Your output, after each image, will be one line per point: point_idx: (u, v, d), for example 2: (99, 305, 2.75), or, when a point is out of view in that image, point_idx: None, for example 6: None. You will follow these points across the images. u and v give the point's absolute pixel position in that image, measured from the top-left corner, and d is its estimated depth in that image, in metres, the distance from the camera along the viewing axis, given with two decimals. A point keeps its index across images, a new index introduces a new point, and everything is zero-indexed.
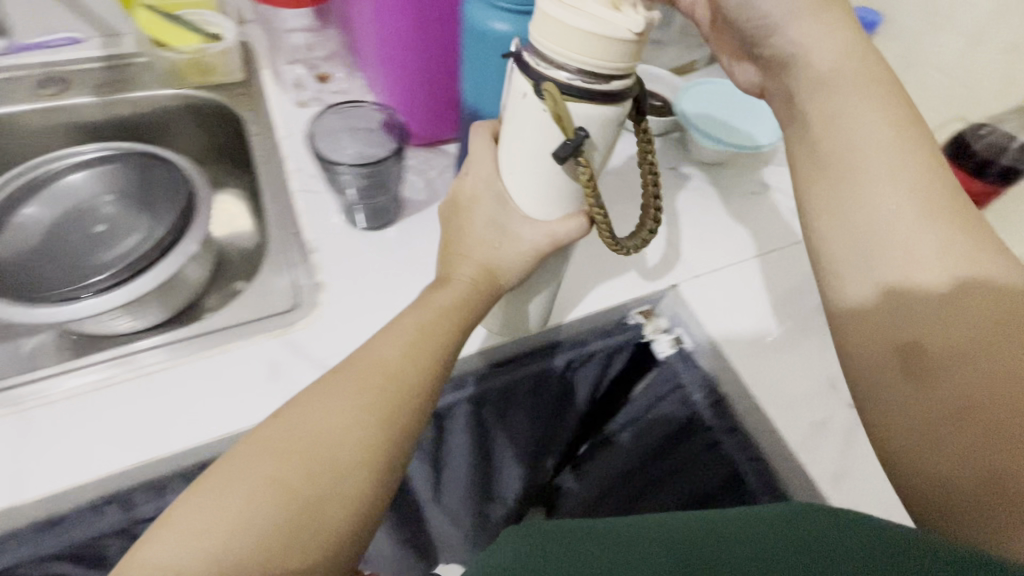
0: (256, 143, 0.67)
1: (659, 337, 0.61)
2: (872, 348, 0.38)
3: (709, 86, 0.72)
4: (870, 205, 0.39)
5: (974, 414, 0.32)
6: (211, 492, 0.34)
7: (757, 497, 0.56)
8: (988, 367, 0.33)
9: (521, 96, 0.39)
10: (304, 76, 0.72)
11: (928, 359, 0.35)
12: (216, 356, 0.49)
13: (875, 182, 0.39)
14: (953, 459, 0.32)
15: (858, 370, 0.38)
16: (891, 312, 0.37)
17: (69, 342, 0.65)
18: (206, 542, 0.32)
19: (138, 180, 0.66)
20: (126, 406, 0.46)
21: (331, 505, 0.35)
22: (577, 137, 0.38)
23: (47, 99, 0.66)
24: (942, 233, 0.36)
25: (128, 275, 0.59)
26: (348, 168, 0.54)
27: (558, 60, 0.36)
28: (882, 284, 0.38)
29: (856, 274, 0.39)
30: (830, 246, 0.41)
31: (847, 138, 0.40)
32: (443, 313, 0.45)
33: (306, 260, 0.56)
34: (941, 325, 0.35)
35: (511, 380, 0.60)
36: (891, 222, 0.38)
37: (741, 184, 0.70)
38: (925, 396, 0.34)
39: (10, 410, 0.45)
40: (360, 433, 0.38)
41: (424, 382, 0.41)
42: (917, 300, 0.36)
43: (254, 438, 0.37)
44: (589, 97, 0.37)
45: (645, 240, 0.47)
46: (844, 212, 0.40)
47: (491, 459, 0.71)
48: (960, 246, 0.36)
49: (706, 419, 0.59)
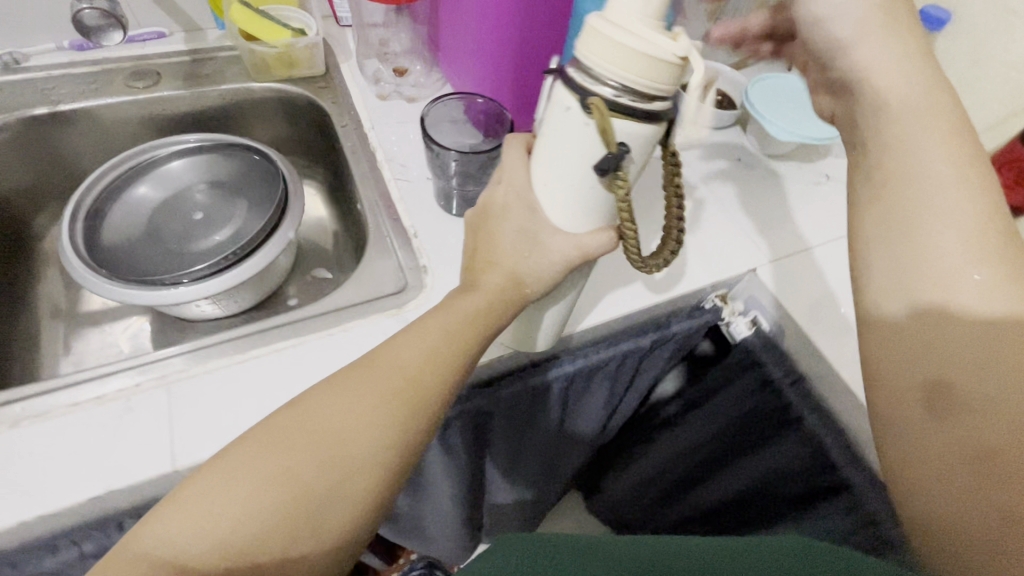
0: (344, 135, 0.69)
1: (735, 319, 0.65)
2: (899, 379, 0.35)
3: (777, 81, 0.75)
4: (915, 227, 0.36)
5: (992, 462, 0.30)
6: (230, 476, 0.36)
7: (838, 470, 0.59)
8: (1002, 403, 0.31)
9: (563, 109, 0.39)
10: (382, 70, 0.74)
11: (950, 392, 0.32)
12: (339, 332, 0.51)
13: (924, 203, 0.36)
14: (948, 491, 0.31)
15: (878, 391, 0.36)
16: (920, 344, 0.34)
17: (160, 327, 0.67)
18: (217, 526, 0.34)
19: (230, 170, 0.68)
20: (261, 380, 0.48)
21: (336, 503, 0.37)
22: (617, 154, 0.38)
23: (142, 91, 0.68)
24: (987, 270, 0.33)
25: (225, 264, 0.60)
26: (456, 154, 0.56)
27: (605, 77, 0.36)
28: (908, 302, 0.35)
29: (890, 293, 0.36)
30: (871, 265, 0.38)
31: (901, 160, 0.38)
32: (467, 321, 0.45)
33: (407, 245, 0.59)
34: (967, 356, 0.33)
35: (604, 359, 0.62)
36: (941, 255, 0.35)
37: (803, 173, 0.73)
38: (943, 435, 0.32)
39: (156, 383, 0.46)
40: (377, 437, 0.39)
41: (442, 390, 0.42)
42: (954, 340, 0.33)
43: (270, 432, 0.38)
44: (634, 114, 0.36)
45: (667, 261, 0.46)
46: (883, 232, 0.37)
47: (569, 429, 0.75)
48: (1005, 280, 0.33)
49: (787, 395, 0.62)
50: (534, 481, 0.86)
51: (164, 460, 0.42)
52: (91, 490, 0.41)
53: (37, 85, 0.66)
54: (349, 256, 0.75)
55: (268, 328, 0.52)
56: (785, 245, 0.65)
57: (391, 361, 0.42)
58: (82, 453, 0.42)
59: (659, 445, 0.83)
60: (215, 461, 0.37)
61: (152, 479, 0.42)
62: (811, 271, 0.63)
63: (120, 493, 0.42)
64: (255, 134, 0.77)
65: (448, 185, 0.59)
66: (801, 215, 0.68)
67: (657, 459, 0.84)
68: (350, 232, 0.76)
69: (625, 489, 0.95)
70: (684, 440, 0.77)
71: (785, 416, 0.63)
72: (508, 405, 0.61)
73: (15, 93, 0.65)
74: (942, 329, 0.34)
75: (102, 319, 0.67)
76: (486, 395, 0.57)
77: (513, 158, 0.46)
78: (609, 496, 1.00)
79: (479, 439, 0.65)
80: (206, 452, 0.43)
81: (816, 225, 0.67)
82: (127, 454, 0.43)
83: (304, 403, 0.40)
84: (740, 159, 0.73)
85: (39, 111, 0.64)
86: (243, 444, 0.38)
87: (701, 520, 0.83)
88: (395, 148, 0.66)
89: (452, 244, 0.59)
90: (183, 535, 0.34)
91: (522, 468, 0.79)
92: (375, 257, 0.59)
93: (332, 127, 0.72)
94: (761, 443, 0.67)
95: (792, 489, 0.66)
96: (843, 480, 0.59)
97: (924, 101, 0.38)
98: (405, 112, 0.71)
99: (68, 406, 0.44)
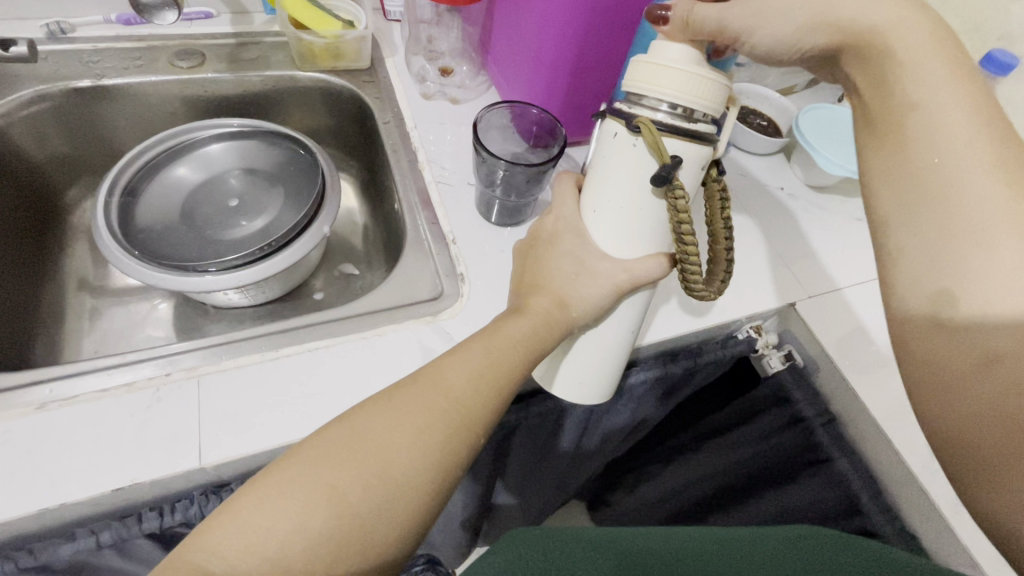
0: (386, 132, 0.67)
1: (770, 353, 0.63)
2: (909, 297, 0.34)
3: (827, 111, 0.73)
4: (926, 130, 0.34)
5: (998, 371, 0.30)
6: (277, 491, 0.34)
7: (871, 521, 0.56)
8: (1005, 318, 0.30)
9: (611, 135, 0.39)
10: (427, 68, 0.73)
11: (955, 309, 0.32)
12: (373, 335, 0.51)
13: (931, 104, 0.34)
14: (969, 415, 0.30)
15: (903, 322, 0.35)
16: (928, 266, 0.33)
17: (183, 311, 0.66)
18: (264, 542, 0.32)
19: (265, 158, 0.68)
20: (290, 380, 0.47)
21: (380, 525, 0.35)
22: (674, 161, 0.36)
23: (186, 71, 0.67)
24: (991, 178, 0.32)
25: (256, 257, 0.59)
26: (505, 166, 0.55)
27: (656, 100, 0.36)
28: (920, 224, 0.34)
29: (897, 220, 0.35)
30: (880, 191, 0.36)
31: (908, 88, 0.35)
32: (508, 345, 0.42)
33: (445, 252, 0.58)
34: (963, 268, 0.32)
35: (637, 383, 0.61)
36: (952, 169, 0.33)
37: (847, 207, 0.71)
38: (948, 346, 0.32)
39: (187, 375, 0.45)
40: (417, 459, 0.37)
41: (487, 410, 0.40)
42: (964, 250, 0.32)
43: (318, 451, 0.36)
44: (681, 132, 0.36)
45: (721, 289, 0.44)
46: (894, 145, 0.35)
47: (589, 447, 0.73)
48: (1007, 183, 0.32)
49: (818, 436, 0.60)
50: (543, 495, 0.84)
51: (191, 456, 0.42)
52: (117, 482, 0.40)
53: (81, 56, 0.65)
54: (377, 256, 0.74)
55: (301, 327, 0.51)
56: (824, 280, 0.63)
57: (437, 379, 0.40)
58: (103, 444, 0.41)
59: (680, 466, 0.81)
60: (251, 480, 0.35)
61: (177, 474, 0.41)
62: (852, 308, 0.61)
63: (147, 485, 0.41)
64: (294, 123, 0.76)
65: (493, 194, 0.59)
66: (844, 251, 0.66)
67: (675, 481, 0.82)
68: (381, 230, 0.75)
69: (634, 510, 0.92)
70: (708, 466, 0.76)
71: (815, 455, 0.61)
72: (534, 423, 0.59)
73: (61, 62, 0.64)
74: (956, 240, 0.32)
75: (129, 298, 0.66)
76: (516, 410, 0.56)
77: (563, 193, 0.47)
78: (616, 514, 0.97)
79: (502, 453, 0.64)
80: (232, 451, 0.42)
81: (858, 261, 0.66)
82: (155, 446, 0.42)
83: (354, 419, 0.38)
84: (783, 188, 0.72)
85: (82, 84, 0.63)
86: (281, 458, 0.37)
87: None
88: (436, 149, 0.66)
89: (488, 253, 0.58)
90: (233, 547, 0.32)
91: (536, 483, 0.78)
92: (413, 261, 0.58)
93: (373, 122, 0.70)
94: (786, 482, 0.65)
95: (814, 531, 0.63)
96: (869, 527, 0.56)
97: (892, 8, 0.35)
98: (449, 114, 0.70)
99: (96, 391, 0.44)
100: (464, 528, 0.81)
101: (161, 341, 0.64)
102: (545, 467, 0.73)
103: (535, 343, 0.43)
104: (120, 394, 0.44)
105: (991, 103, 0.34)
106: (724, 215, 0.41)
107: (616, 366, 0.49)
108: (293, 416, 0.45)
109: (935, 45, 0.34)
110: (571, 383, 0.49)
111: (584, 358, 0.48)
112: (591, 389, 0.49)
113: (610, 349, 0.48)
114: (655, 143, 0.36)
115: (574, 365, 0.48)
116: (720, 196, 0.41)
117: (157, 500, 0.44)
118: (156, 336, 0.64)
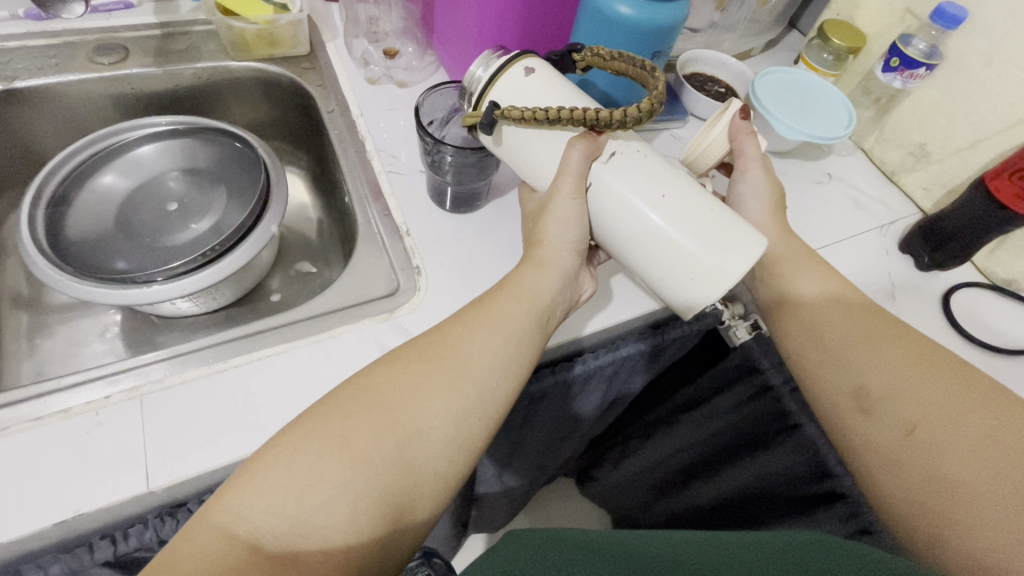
0: (330, 121, 0.64)
1: (736, 324, 0.60)
2: (879, 429, 0.44)
3: (782, 71, 0.71)
4: (810, 304, 0.51)
5: (946, 468, 0.40)
6: (292, 448, 0.33)
7: (843, 482, 0.56)
8: (949, 432, 0.41)
9: (495, 146, 0.48)
10: (371, 51, 0.70)
11: (912, 428, 0.43)
12: (325, 339, 0.48)
13: (802, 281, 0.51)
14: (986, 510, 0.38)
15: (907, 459, 0.42)
16: (895, 407, 0.44)
17: (131, 324, 0.63)
18: (283, 498, 0.31)
19: (205, 158, 0.65)
20: (241, 392, 0.45)
21: (396, 477, 0.34)
22: (487, 109, 0.44)
23: (108, 67, 0.63)
24: (859, 313, 0.49)
25: (196, 264, 0.55)
26: (451, 151, 0.51)
27: (468, 92, 0.47)
28: (849, 373, 0.47)
29: (832, 370, 0.48)
30: (816, 358, 0.49)
31: (780, 278, 0.52)
32: (500, 323, 0.42)
33: (399, 245, 0.56)
34: (906, 392, 0.44)
35: (604, 364, 0.59)
36: (846, 329, 0.48)
37: (806, 172, 0.71)
38: (913, 454, 0.42)
39: (127, 395, 0.43)
40: (431, 418, 0.36)
41: (495, 379, 0.40)
42: (900, 397, 0.44)
43: (330, 408, 0.35)
44: (487, 82, 0.45)
45: (664, 84, 0.44)
46: (801, 310, 0.51)
47: (574, 426, 0.72)
48: (882, 339, 0.47)
49: (787, 402, 0.61)
50: (529, 479, 0.82)
51: (138, 481, 0.40)
52: (58, 514, 0.38)
53: None
54: (335, 251, 0.71)
55: (251, 334, 0.48)
56: None
57: (440, 342, 0.40)
58: (38, 476, 0.39)
59: (658, 440, 0.81)
60: (261, 449, 0.34)
61: (127, 500, 0.39)
62: None
63: (91, 515, 0.39)
64: (234, 117, 0.73)
65: (444, 181, 0.56)
66: (804, 215, 0.66)
67: (655, 453, 0.82)
68: (337, 223, 0.72)
69: (622, 481, 0.91)
70: (683, 437, 0.76)
71: (785, 421, 0.61)
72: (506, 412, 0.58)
73: None
74: (866, 390, 0.45)
75: (72, 313, 0.63)
76: None
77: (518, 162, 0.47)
78: (604, 486, 0.96)
79: None
80: (183, 471, 0.40)
81: (819, 224, 0.66)
82: (100, 474, 0.40)
83: (360, 382, 0.37)
84: None
85: None
86: (291, 423, 0.35)
87: (694, 515, 0.80)
88: (384, 136, 0.63)
89: (444, 242, 0.56)
90: (254, 505, 0.31)
91: (521, 467, 0.77)
92: (367, 257, 0.56)
93: (318, 112, 0.67)
94: (762, 446, 0.65)
95: (791, 493, 0.64)
96: (837, 488, 0.57)
97: (763, 217, 0.54)
98: (397, 97, 0.67)
99: (31, 418, 0.41)
100: (455, 521, 0.79)
101: (110, 356, 0.61)
102: (527, 448, 0.72)
103: (508, 323, 0.42)
104: (55, 421, 0.41)
105: (855, 293, 0.51)
106: (610, 57, 0.47)
107: (659, 228, 0.42)
108: (244, 431, 0.43)
109: (783, 236, 0.53)
110: (678, 282, 0.43)
111: (648, 259, 0.44)
112: (706, 264, 0.42)
113: (634, 227, 0.43)
114: (470, 117, 0.46)
115: (654, 271, 0.44)
116: (594, 54, 0.48)
117: (107, 528, 0.42)
118: (106, 352, 0.61)
